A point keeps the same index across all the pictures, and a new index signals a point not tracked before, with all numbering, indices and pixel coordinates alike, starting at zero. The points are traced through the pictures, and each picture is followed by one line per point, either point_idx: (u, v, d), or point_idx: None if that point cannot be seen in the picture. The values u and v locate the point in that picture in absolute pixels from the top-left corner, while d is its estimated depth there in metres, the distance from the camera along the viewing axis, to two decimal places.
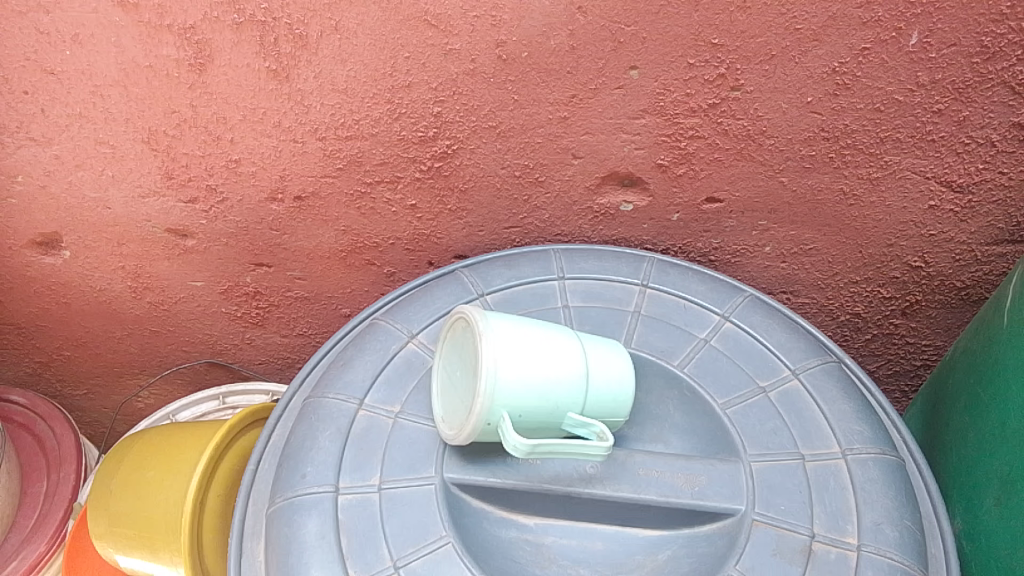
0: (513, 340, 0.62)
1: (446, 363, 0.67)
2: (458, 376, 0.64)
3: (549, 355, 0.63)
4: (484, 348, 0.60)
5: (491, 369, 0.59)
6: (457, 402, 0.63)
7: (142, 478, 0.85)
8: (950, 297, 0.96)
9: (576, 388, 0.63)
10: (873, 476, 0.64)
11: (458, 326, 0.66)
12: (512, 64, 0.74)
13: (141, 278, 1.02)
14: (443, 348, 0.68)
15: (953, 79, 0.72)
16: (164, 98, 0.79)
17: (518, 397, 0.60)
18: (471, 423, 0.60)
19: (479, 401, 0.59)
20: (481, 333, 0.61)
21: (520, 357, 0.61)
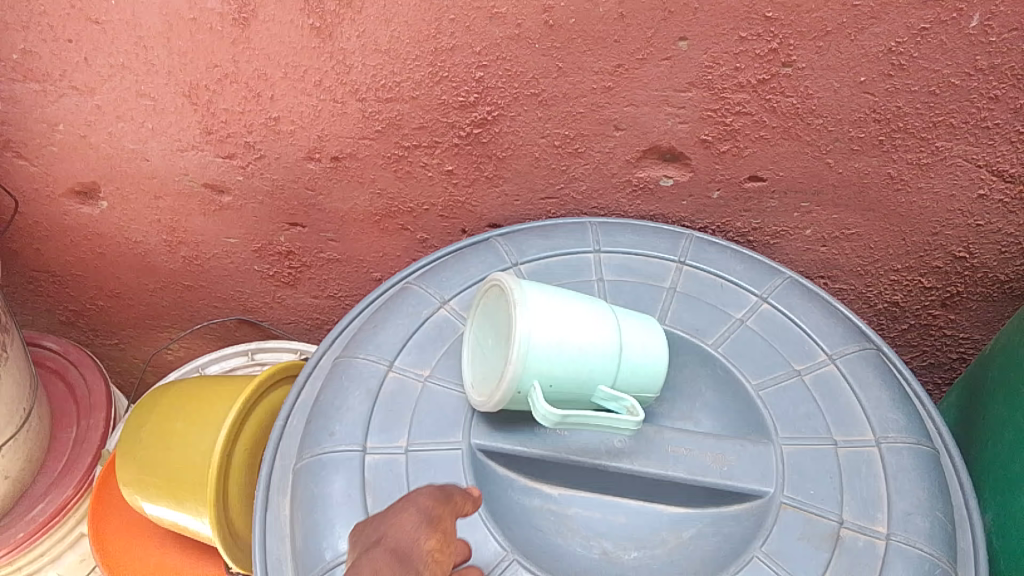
0: (547, 309, 0.61)
1: (478, 329, 0.66)
2: (490, 343, 0.64)
3: (582, 325, 0.62)
4: (517, 316, 0.59)
5: (523, 337, 0.59)
6: (488, 368, 0.63)
7: (172, 428, 0.86)
8: (993, 290, 0.94)
9: (608, 360, 0.63)
10: (906, 466, 0.63)
11: (492, 292, 0.65)
12: (559, 31, 0.72)
13: (177, 232, 1.03)
14: (475, 314, 0.67)
15: (1013, 64, 0.70)
16: (206, 51, 0.78)
17: (549, 366, 0.60)
18: (500, 390, 0.60)
19: (510, 368, 0.59)
20: (515, 301, 0.60)
21: (553, 326, 0.60)
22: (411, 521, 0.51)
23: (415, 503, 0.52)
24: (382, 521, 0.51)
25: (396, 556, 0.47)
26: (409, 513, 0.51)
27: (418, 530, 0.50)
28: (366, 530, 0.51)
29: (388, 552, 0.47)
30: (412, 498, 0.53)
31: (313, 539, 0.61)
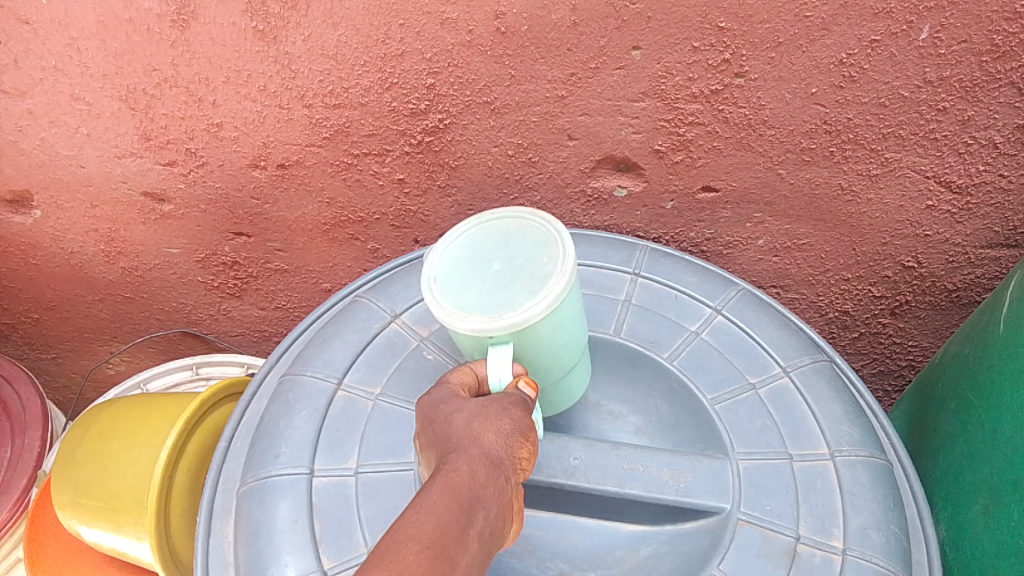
0: (568, 300, 0.55)
1: (475, 242, 0.58)
2: (486, 266, 0.56)
3: (572, 322, 0.58)
4: (556, 285, 0.52)
5: (547, 307, 0.52)
6: (467, 285, 0.55)
7: (108, 449, 0.82)
8: (940, 299, 0.94)
9: (562, 355, 0.58)
10: (862, 480, 0.63)
11: (526, 227, 0.58)
12: (511, 38, 0.71)
13: (115, 242, 0.99)
14: (482, 231, 0.59)
15: (961, 77, 0.70)
16: (143, 54, 0.76)
17: (530, 337, 0.54)
18: (476, 323, 0.52)
19: (511, 318, 0.51)
20: (565, 270, 0.53)
21: (564, 308, 0.54)
22: (501, 427, 0.46)
23: (504, 409, 0.48)
24: (463, 418, 0.47)
25: (486, 462, 0.43)
26: (491, 416, 0.47)
27: (511, 437, 0.46)
28: (443, 429, 0.47)
29: (484, 455, 0.43)
30: (493, 400, 0.49)
31: (259, 569, 0.59)
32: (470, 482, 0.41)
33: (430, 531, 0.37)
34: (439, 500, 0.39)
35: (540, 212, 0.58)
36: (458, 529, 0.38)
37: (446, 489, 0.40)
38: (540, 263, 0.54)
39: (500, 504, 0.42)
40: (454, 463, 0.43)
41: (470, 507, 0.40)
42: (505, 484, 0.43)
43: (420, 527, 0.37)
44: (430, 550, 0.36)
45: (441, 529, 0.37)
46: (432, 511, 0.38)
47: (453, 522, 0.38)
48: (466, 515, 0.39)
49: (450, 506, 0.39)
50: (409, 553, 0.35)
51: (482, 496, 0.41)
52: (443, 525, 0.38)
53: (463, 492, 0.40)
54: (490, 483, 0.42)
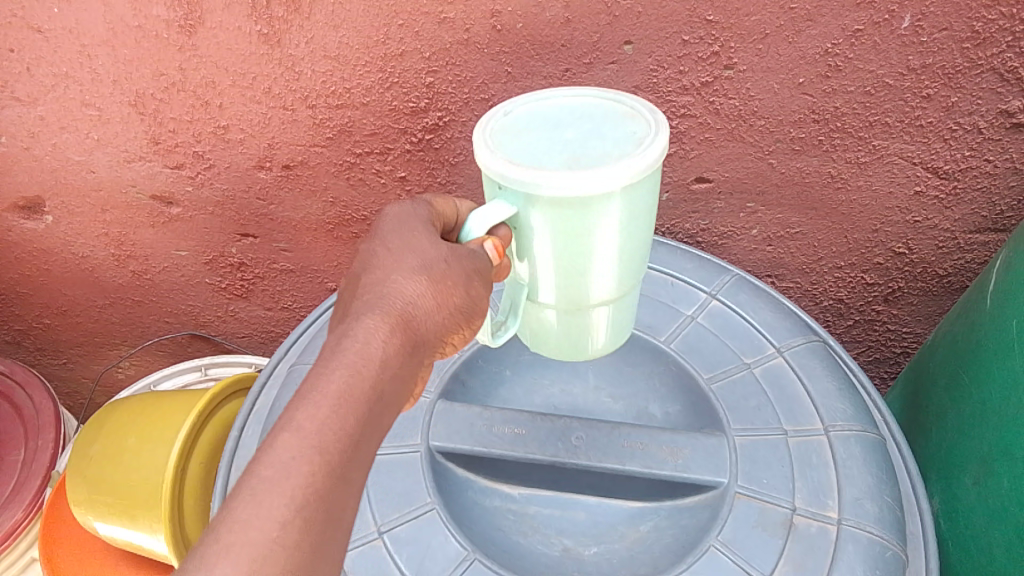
0: (605, 209, 0.44)
1: (572, 109, 0.49)
2: (561, 131, 0.47)
3: (608, 238, 0.47)
4: (597, 172, 0.42)
5: (564, 189, 0.42)
6: (526, 134, 0.47)
7: (123, 444, 0.84)
8: (932, 284, 0.96)
9: (573, 262, 0.49)
10: (855, 453, 0.64)
11: (632, 123, 0.47)
12: (507, 35, 0.74)
13: (125, 245, 1.02)
14: (590, 107, 0.50)
15: (944, 64, 0.72)
16: (152, 60, 0.79)
17: (541, 215, 0.45)
18: (493, 160, 0.44)
19: (525, 173, 0.43)
20: (621, 165, 0.42)
21: (591, 206, 0.44)
22: (437, 304, 0.45)
23: (463, 276, 0.45)
24: (409, 267, 0.45)
25: (401, 348, 0.42)
26: (441, 276, 0.45)
27: (435, 321, 0.45)
28: (383, 265, 0.46)
29: (399, 341, 0.42)
30: (455, 254, 0.46)
31: None
32: (378, 376, 0.40)
33: (313, 469, 0.35)
34: (333, 398, 0.37)
35: (660, 119, 0.47)
36: (346, 452, 0.37)
37: (349, 385, 0.38)
38: (606, 151, 0.44)
39: (397, 399, 0.42)
40: (368, 339, 0.41)
41: (368, 411, 0.39)
42: (411, 368, 0.43)
43: (306, 461, 0.35)
44: (311, 501, 0.35)
45: (327, 467, 0.36)
46: (322, 434, 0.36)
47: (342, 451, 0.37)
48: (357, 434, 0.38)
49: (346, 424, 0.37)
50: (285, 506, 0.34)
51: (382, 397, 0.40)
52: (331, 459, 0.36)
53: (365, 395, 0.39)
54: (397, 373, 0.41)
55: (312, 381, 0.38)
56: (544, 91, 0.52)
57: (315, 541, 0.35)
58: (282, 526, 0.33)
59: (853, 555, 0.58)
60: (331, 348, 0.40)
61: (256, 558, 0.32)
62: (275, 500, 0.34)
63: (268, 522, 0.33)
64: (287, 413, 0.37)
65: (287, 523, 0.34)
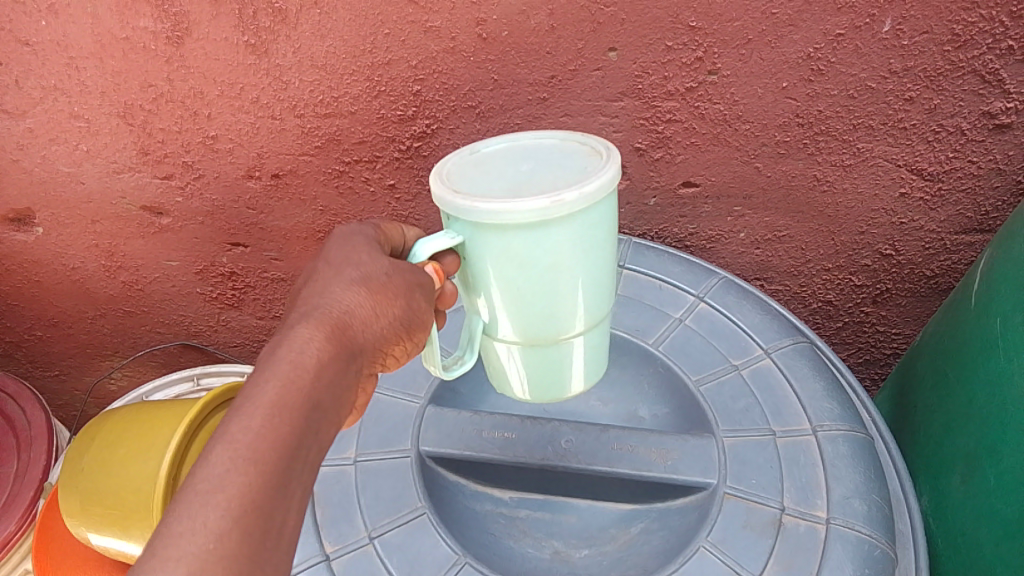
0: (545, 240, 0.45)
1: (540, 149, 0.50)
2: (519, 166, 0.48)
3: (551, 272, 0.47)
4: (527, 201, 0.42)
5: (500, 216, 0.43)
6: (484, 168, 0.49)
7: (114, 454, 0.85)
8: (920, 285, 0.96)
9: (523, 295, 0.49)
10: (843, 453, 0.65)
11: (588, 160, 0.47)
12: (492, 43, 0.74)
13: (115, 256, 1.02)
14: (557, 148, 0.50)
15: (925, 67, 0.73)
16: (140, 71, 0.79)
17: (483, 245, 0.46)
18: (440, 189, 0.46)
19: (461, 199, 0.44)
20: (551, 195, 0.42)
21: (528, 236, 0.44)
22: (374, 314, 0.47)
23: (404, 290, 0.48)
24: (345, 282, 0.48)
25: (336, 354, 0.44)
26: (380, 289, 0.48)
27: (373, 330, 0.47)
28: (321, 282, 0.48)
29: (335, 349, 0.44)
30: (395, 269, 0.49)
31: None
32: (314, 381, 0.42)
33: (249, 478, 0.36)
34: (268, 403, 0.39)
35: (616, 156, 0.47)
36: (282, 460, 0.38)
37: (285, 390, 0.40)
38: (551, 182, 0.45)
39: (334, 407, 0.43)
40: (301, 350, 0.42)
41: (303, 418, 0.40)
42: (345, 377, 0.44)
43: (241, 472, 0.36)
44: (248, 510, 0.35)
45: (260, 476, 0.36)
46: (257, 444, 0.37)
47: (278, 459, 0.38)
48: (293, 442, 0.39)
49: (280, 433, 0.38)
50: (221, 516, 0.34)
51: (316, 405, 0.41)
52: (266, 468, 0.37)
53: (298, 404, 0.40)
54: (331, 382, 0.43)
55: (246, 397, 0.39)
56: (521, 134, 0.53)
57: (257, 548, 0.35)
58: (218, 536, 0.34)
59: (842, 553, 0.59)
60: (263, 363, 0.41)
61: (195, 568, 0.33)
62: (210, 510, 0.34)
63: (204, 532, 0.34)
64: (222, 429, 0.38)
65: (224, 533, 0.34)
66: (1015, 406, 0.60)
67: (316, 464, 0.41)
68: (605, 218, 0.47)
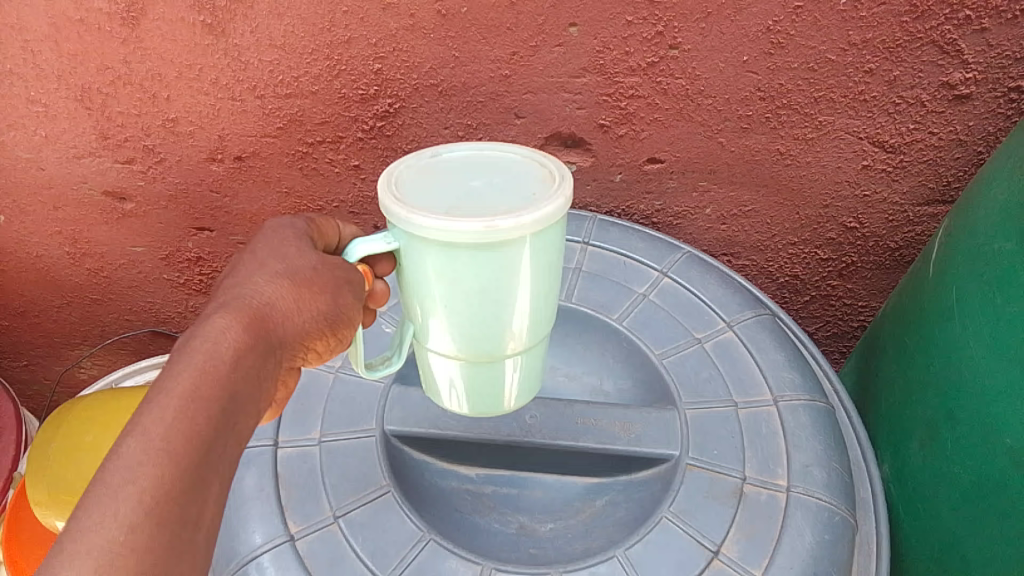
0: (482, 261, 0.44)
1: (498, 162, 0.49)
2: (471, 178, 0.47)
3: (486, 293, 0.46)
4: (463, 223, 0.41)
5: (436, 230, 0.42)
6: (436, 176, 0.47)
7: (81, 440, 0.86)
8: (885, 258, 0.97)
9: (457, 312, 0.48)
10: (803, 422, 0.65)
11: (542, 184, 0.46)
12: (452, 20, 0.74)
13: (80, 243, 1.01)
14: (516, 164, 0.48)
15: (884, 38, 0.73)
16: (97, 53, 0.78)
17: (420, 256, 0.45)
18: (386, 192, 0.45)
19: (402, 208, 0.43)
20: (488, 219, 0.41)
21: (464, 254, 0.43)
22: (296, 308, 0.45)
23: (328, 284, 0.47)
24: (269, 274, 0.46)
25: (254, 348, 0.42)
26: (304, 282, 0.46)
27: (294, 324, 0.45)
28: (242, 273, 0.46)
29: (253, 343, 0.42)
30: (324, 263, 0.47)
31: (225, 538, 0.60)
32: (230, 375, 0.40)
33: (161, 472, 0.34)
34: (181, 396, 0.37)
35: (569, 186, 0.45)
36: (195, 454, 0.36)
37: (199, 383, 0.38)
38: (495, 202, 0.44)
39: (251, 403, 0.41)
40: (220, 342, 0.40)
41: (219, 411, 0.38)
42: (263, 371, 0.42)
43: (154, 464, 0.34)
44: (160, 503, 0.33)
45: (174, 469, 0.34)
46: (170, 434, 0.35)
47: (193, 450, 0.36)
48: (209, 434, 0.37)
49: (196, 425, 0.36)
50: (131, 509, 0.32)
51: (234, 399, 0.39)
52: (180, 462, 0.35)
53: (215, 397, 0.38)
54: (248, 376, 0.41)
55: (159, 387, 0.37)
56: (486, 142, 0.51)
57: (171, 539, 0.33)
58: (129, 530, 0.32)
59: (802, 520, 0.59)
60: (176, 353, 0.39)
61: (103, 563, 0.31)
62: (120, 504, 0.32)
63: (112, 524, 0.32)
64: (132, 420, 0.36)
65: (134, 527, 0.32)
66: (971, 372, 0.61)
67: (233, 458, 0.39)
68: (549, 245, 0.46)
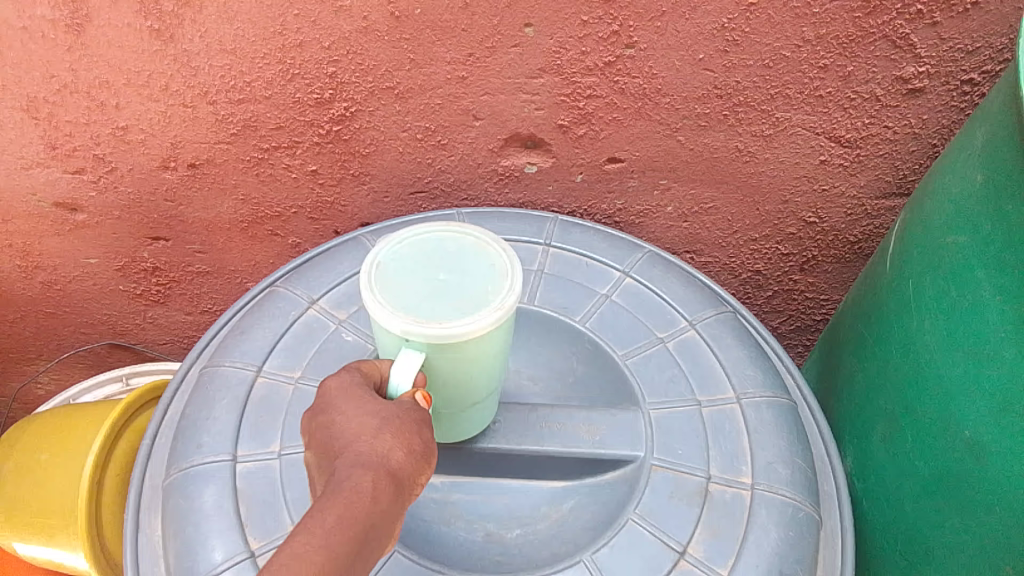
0: (494, 335, 0.53)
1: (431, 246, 0.54)
2: (433, 273, 0.52)
3: (484, 356, 0.55)
4: (487, 316, 0.49)
5: (471, 332, 0.49)
6: (406, 283, 0.51)
7: (35, 460, 0.83)
8: (845, 251, 0.97)
9: (466, 378, 0.56)
10: (766, 419, 0.66)
11: (488, 254, 0.54)
12: (405, 21, 0.73)
13: (31, 256, 0.99)
14: (445, 240, 0.55)
15: (837, 34, 0.73)
16: (41, 62, 0.76)
17: (439, 355, 0.52)
18: (396, 320, 0.49)
19: (428, 328, 0.49)
20: (502, 307, 0.50)
21: (483, 339, 0.52)
22: (414, 443, 0.44)
23: (415, 426, 0.45)
24: (369, 426, 0.43)
25: (391, 482, 0.40)
26: (400, 430, 0.43)
27: (419, 458, 0.43)
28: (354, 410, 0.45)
29: (390, 475, 0.40)
30: (404, 412, 0.45)
31: (188, 556, 0.60)
32: (374, 503, 0.38)
33: (318, 565, 0.33)
34: (329, 510, 0.36)
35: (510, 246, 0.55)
36: (348, 567, 0.35)
37: (347, 507, 0.37)
38: (483, 289, 0.51)
39: (390, 534, 0.39)
40: (357, 481, 0.39)
41: (366, 538, 0.36)
42: (399, 518, 0.40)
43: (314, 558, 0.33)
44: None
45: (332, 566, 0.34)
46: (326, 539, 0.35)
47: (344, 556, 0.35)
48: (357, 548, 0.36)
49: (347, 537, 0.35)
50: None
51: (378, 527, 0.38)
52: (337, 563, 0.34)
53: (364, 518, 0.37)
54: (389, 516, 0.39)
55: (313, 507, 0.37)
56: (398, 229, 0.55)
57: None
58: None
59: (767, 518, 0.60)
60: (329, 485, 0.38)
61: None
62: None
63: None
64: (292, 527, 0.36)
65: None
66: (929, 363, 0.61)
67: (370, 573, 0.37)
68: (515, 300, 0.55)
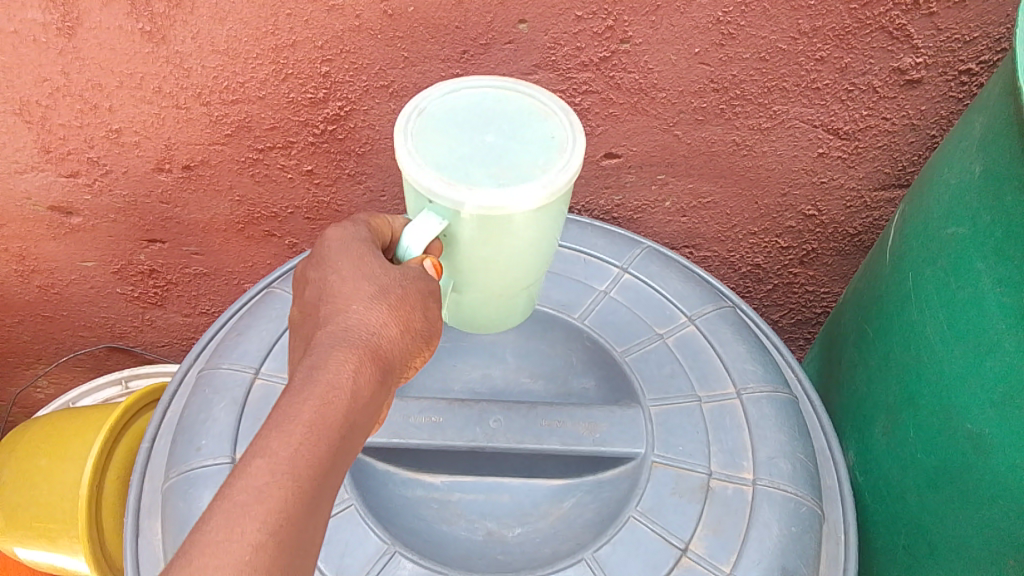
0: (538, 215, 0.49)
1: (484, 103, 0.51)
2: (480, 134, 0.49)
3: (525, 238, 0.51)
4: (528, 189, 0.45)
5: (505, 206, 0.46)
6: (446, 139, 0.48)
7: (35, 464, 0.83)
8: (845, 244, 0.97)
9: (508, 258, 0.53)
10: (767, 413, 0.66)
11: (546, 125, 0.50)
12: (399, 20, 0.72)
13: (28, 260, 0.99)
14: (502, 104, 0.51)
15: (833, 26, 0.73)
16: (33, 65, 0.76)
17: (470, 225, 0.48)
18: (425, 174, 0.46)
19: (458, 191, 0.45)
20: (547, 184, 0.46)
21: (523, 217, 0.48)
22: (403, 321, 0.44)
23: (414, 300, 0.45)
24: (363, 294, 0.44)
25: (370, 375, 0.41)
26: (398, 304, 0.44)
27: (403, 344, 0.44)
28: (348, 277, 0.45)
29: (369, 367, 0.41)
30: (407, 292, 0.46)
31: None
32: (352, 401, 0.39)
33: (290, 489, 0.34)
34: (303, 415, 0.37)
35: (574, 121, 0.51)
36: (322, 475, 0.36)
37: (322, 410, 0.37)
38: (531, 160, 0.47)
39: (367, 427, 0.40)
40: (337, 371, 0.39)
41: (340, 443, 0.38)
42: (380, 400, 0.42)
43: (285, 478, 0.34)
44: (291, 515, 0.34)
45: (305, 484, 0.35)
46: (298, 457, 0.35)
47: (318, 473, 0.36)
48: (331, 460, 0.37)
49: (321, 451, 0.36)
50: (264, 518, 0.33)
51: (353, 427, 0.39)
52: (309, 477, 0.35)
53: (339, 422, 0.38)
54: (368, 405, 0.40)
55: (287, 409, 0.37)
56: (453, 83, 0.52)
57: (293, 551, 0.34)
58: (257, 542, 0.33)
59: (769, 514, 0.60)
60: (304, 379, 0.39)
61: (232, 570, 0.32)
62: (253, 517, 0.33)
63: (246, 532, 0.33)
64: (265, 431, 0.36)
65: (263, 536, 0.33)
66: (930, 356, 0.61)
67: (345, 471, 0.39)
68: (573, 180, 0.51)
